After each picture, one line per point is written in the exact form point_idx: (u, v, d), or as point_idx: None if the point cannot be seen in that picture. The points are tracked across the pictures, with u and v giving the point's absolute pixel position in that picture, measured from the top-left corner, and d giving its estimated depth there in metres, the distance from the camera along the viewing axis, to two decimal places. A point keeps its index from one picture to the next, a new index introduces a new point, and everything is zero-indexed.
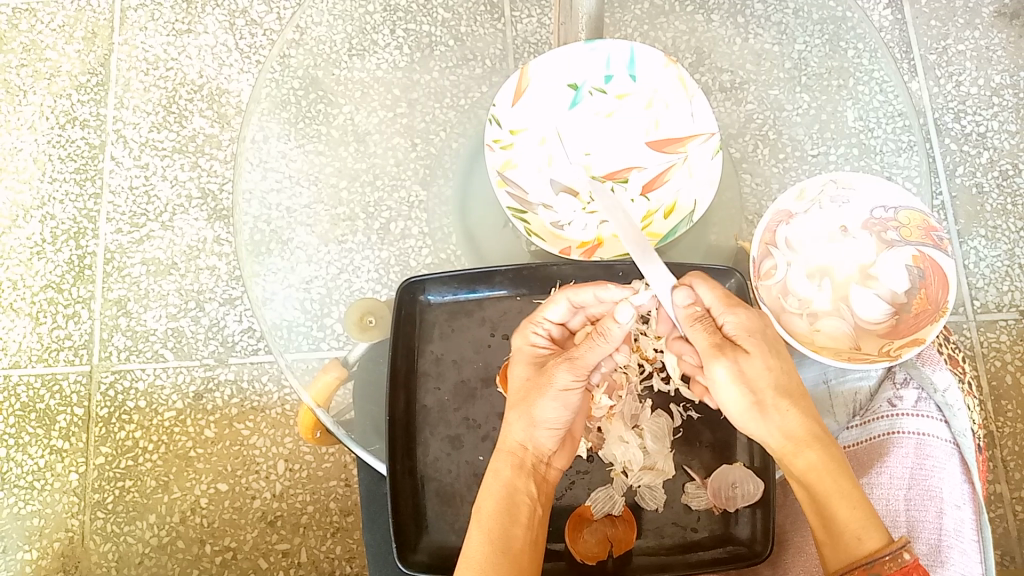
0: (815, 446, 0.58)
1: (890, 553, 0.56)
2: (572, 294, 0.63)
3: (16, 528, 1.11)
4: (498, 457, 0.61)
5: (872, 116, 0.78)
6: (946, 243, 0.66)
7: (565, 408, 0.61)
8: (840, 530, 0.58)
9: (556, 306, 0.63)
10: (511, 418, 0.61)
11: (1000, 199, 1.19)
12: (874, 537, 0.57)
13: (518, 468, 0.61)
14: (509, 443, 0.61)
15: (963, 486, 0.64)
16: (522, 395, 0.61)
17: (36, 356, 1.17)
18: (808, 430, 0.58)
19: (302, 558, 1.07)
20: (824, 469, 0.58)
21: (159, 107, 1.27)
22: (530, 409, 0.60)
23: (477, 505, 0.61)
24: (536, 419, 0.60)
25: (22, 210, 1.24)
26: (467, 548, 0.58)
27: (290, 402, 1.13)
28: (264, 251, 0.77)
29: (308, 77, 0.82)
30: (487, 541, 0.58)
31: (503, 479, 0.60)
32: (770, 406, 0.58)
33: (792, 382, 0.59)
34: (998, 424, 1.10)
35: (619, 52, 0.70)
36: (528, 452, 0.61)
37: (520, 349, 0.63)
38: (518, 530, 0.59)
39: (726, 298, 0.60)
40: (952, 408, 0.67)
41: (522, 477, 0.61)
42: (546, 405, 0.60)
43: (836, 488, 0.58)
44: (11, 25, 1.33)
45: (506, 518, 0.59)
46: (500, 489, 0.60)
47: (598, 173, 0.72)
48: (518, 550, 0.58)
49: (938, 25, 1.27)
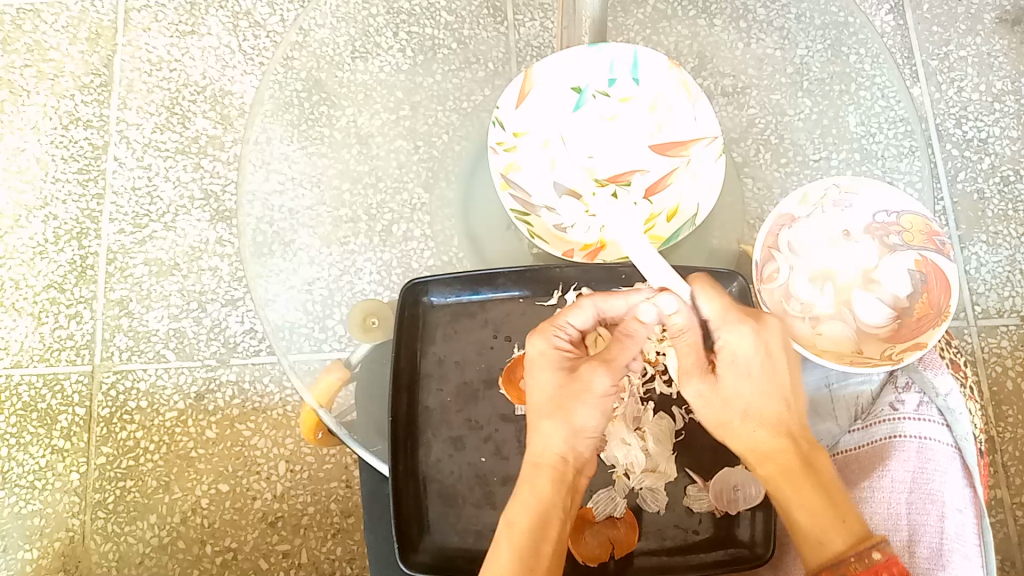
0: (777, 456, 0.60)
1: (857, 554, 0.56)
2: (601, 301, 0.61)
3: (17, 527, 1.11)
4: (534, 469, 0.60)
5: (873, 122, 0.78)
6: (948, 247, 0.66)
7: (601, 416, 0.61)
8: (804, 533, 0.59)
9: (582, 312, 0.62)
10: (546, 426, 0.60)
11: (1001, 204, 1.20)
12: (838, 539, 0.57)
13: (557, 481, 0.60)
14: (547, 455, 0.60)
15: (964, 490, 0.64)
16: (558, 403, 0.61)
17: (38, 356, 1.17)
18: (773, 442, 0.60)
19: (302, 560, 1.07)
20: (784, 475, 0.60)
21: (162, 108, 1.27)
22: (568, 417, 0.60)
23: (509, 519, 0.59)
24: (574, 426, 0.60)
25: (25, 210, 1.24)
26: (494, 562, 0.57)
27: (291, 403, 1.13)
28: (267, 252, 0.77)
29: (312, 79, 0.82)
30: (518, 558, 0.57)
31: (541, 495, 0.60)
32: (740, 418, 0.61)
33: (765, 399, 0.61)
34: (998, 429, 1.10)
35: (623, 55, 0.70)
36: (567, 463, 0.61)
37: (543, 354, 0.61)
38: (548, 545, 0.59)
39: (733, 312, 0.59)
40: (954, 413, 0.67)
41: (561, 489, 0.60)
42: (582, 411, 0.60)
43: (796, 496, 0.59)
44: (15, 25, 1.33)
45: (540, 533, 0.59)
46: (537, 504, 0.59)
47: (601, 176, 0.72)
48: (545, 566, 0.58)
49: (940, 31, 1.28)
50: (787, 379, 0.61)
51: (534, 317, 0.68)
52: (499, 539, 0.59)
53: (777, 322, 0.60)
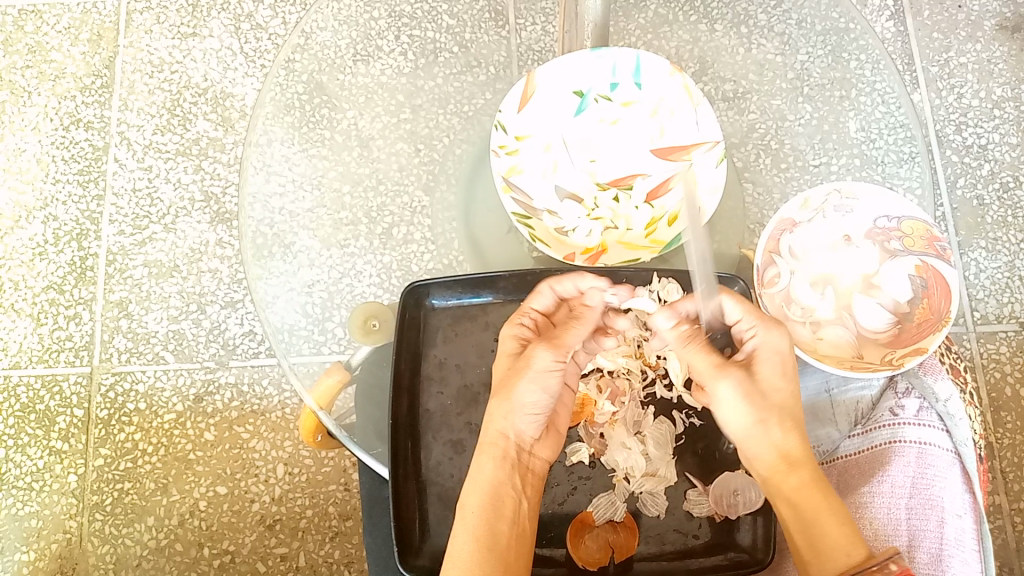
0: (805, 463, 0.60)
1: (876, 563, 0.55)
2: (556, 284, 0.66)
3: (14, 529, 1.10)
4: (483, 451, 0.63)
5: (874, 128, 0.78)
6: (948, 252, 0.66)
7: (544, 391, 0.64)
8: (828, 544, 0.58)
9: (541, 296, 0.65)
10: (494, 405, 0.63)
11: (1001, 210, 1.20)
12: (861, 549, 0.57)
13: (501, 459, 0.62)
14: (491, 434, 0.63)
15: (964, 495, 0.64)
16: (504, 382, 0.64)
17: (37, 357, 1.17)
18: (799, 448, 0.61)
19: (300, 563, 1.07)
20: (812, 484, 0.60)
21: (163, 110, 1.27)
22: (510, 394, 0.63)
23: (462, 501, 0.62)
24: (515, 403, 0.63)
25: (25, 211, 1.24)
26: (454, 548, 0.60)
27: (290, 405, 1.13)
28: (267, 255, 0.77)
29: (313, 82, 0.83)
30: (473, 539, 0.59)
31: (488, 475, 0.62)
32: (773, 422, 0.61)
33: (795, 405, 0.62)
34: (997, 436, 1.10)
35: (625, 60, 0.71)
36: (510, 441, 0.63)
37: (505, 339, 0.65)
38: (502, 525, 0.60)
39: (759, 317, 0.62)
40: (953, 417, 0.66)
41: (507, 469, 0.62)
42: (525, 388, 0.63)
43: (827, 504, 0.59)
44: (16, 26, 1.33)
45: (490, 512, 0.60)
46: (486, 486, 0.61)
47: (602, 180, 0.72)
48: (503, 546, 0.60)
49: (940, 38, 1.28)
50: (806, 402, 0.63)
51: None
52: (456, 524, 0.61)
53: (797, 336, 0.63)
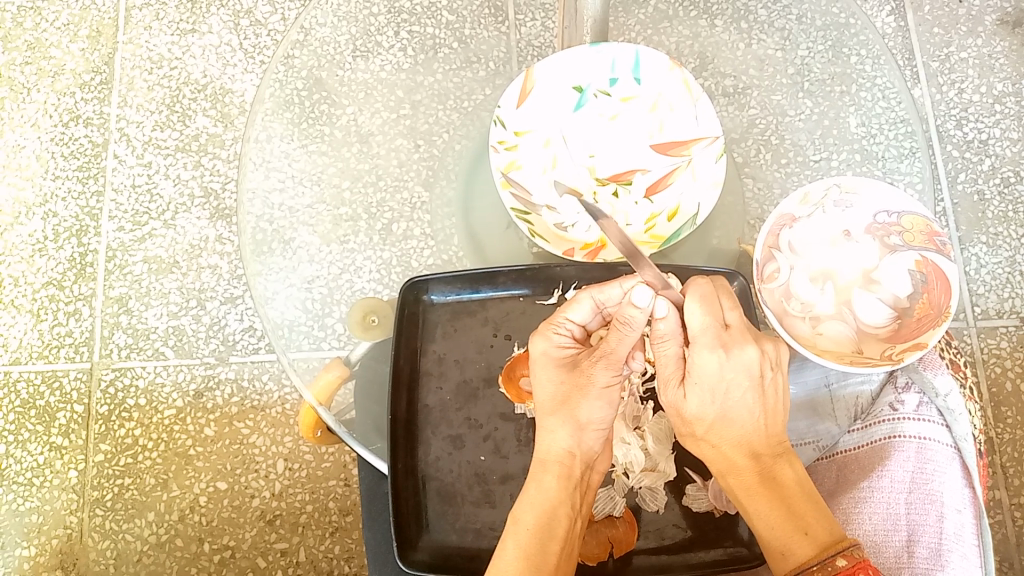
0: (739, 469, 0.60)
1: (818, 563, 0.56)
2: (598, 293, 0.61)
3: (15, 525, 1.10)
4: (545, 468, 0.61)
5: (874, 123, 0.78)
6: (948, 247, 0.66)
7: (609, 405, 0.62)
8: (766, 546, 0.59)
9: (579, 306, 0.61)
10: (556, 425, 0.62)
11: (1001, 205, 1.20)
12: (799, 551, 0.57)
13: (565, 479, 0.61)
14: (555, 454, 0.61)
15: (963, 490, 0.65)
16: (563, 400, 0.62)
17: (37, 353, 1.17)
18: (735, 456, 0.60)
19: (300, 558, 1.07)
20: (744, 490, 0.60)
21: (163, 106, 1.27)
22: (574, 412, 0.61)
23: (515, 515, 0.60)
24: (581, 421, 0.61)
25: (25, 207, 1.24)
26: (501, 560, 0.58)
27: (290, 401, 1.13)
28: (267, 250, 0.77)
29: (313, 78, 0.83)
30: (524, 557, 0.58)
31: (549, 495, 0.60)
32: (703, 438, 0.61)
33: (727, 420, 0.60)
34: (997, 431, 1.10)
35: (624, 55, 0.71)
36: (575, 459, 0.62)
37: (543, 354, 0.62)
38: (554, 545, 0.59)
39: (706, 334, 0.57)
40: (953, 412, 0.68)
41: (568, 489, 0.61)
42: (591, 405, 0.61)
43: (756, 509, 0.59)
44: (16, 23, 1.33)
45: (545, 533, 0.59)
46: (545, 505, 0.60)
47: (602, 175, 0.72)
48: (551, 565, 0.59)
49: (941, 33, 1.28)
50: (759, 405, 0.60)
51: (534, 316, 0.68)
52: (505, 538, 0.60)
53: (753, 350, 0.58)
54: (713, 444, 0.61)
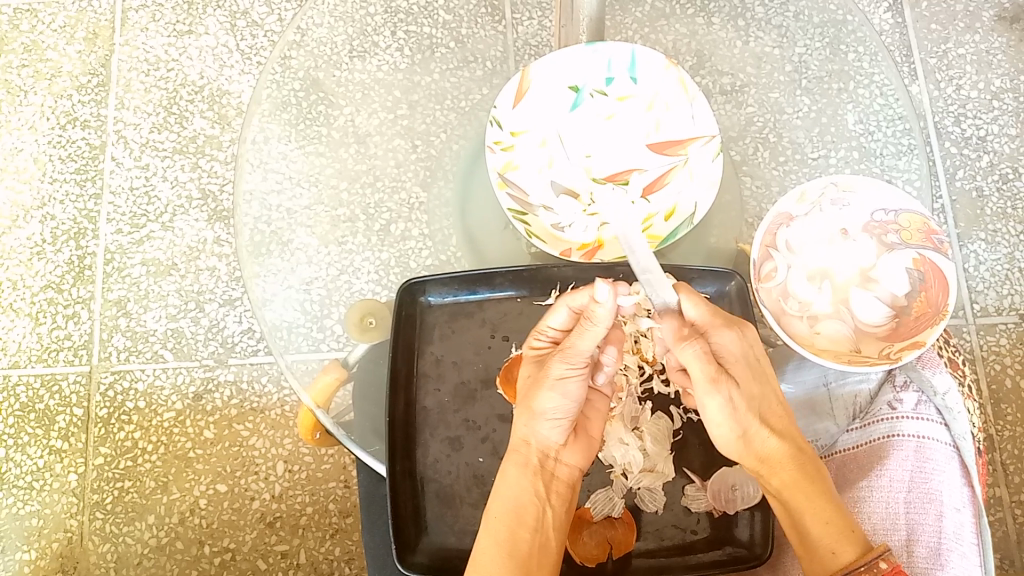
0: (790, 464, 0.60)
1: (864, 564, 0.57)
2: (571, 301, 0.61)
3: (15, 528, 1.10)
4: (507, 459, 0.62)
5: (872, 120, 0.78)
6: (946, 246, 0.66)
7: (567, 397, 0.61)
8: (815, 545, 0.59)
9: (558, 314, 0.61)
10: (517, 415, 0.63)
11: (1000, 202, 1.19)
12: (848, 550, 0.58)
13: (525, 467, 0.62)
14: (515, 441, 0.63)
15: (964, 489, 0.64)
16: (524, 392, 0.62)
17: (36, 356, 1.17)
18: (787, 450, 0.61)
19: (301, 560, 1.07)
20: (792, 486, 0.60)
21: (160, 108, 1.27)
22: (530, 403, 0.62)
23: (488, 507, 0.62)
24: (536, 411, 0.61)
25: (23, 210, 1.23)
26: (479, 552, 0.60)
27: (289, 403, 1.13)
28: (265, 252, 0.77)
29: (309, 79, 0.82)
30: (497, 544, 0.59)
31: (512, 483, 0.61)
32: (756, 430, 0.60)
33: (774, 405, 0.61)
34: (997, 427, 1.10)
35: (620, 54, 0.70)
36: (531, 448, 0.62)
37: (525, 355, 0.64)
38: (524, 532, 0.60)
39: (713, 315, 0.60)
40: (952, 411, 0.67)
41: (530, 477, 0.61)
42: (546, 396, 0.61)
43: (808, 505, 0.60)
44: (12, 25, 1.33)
45: (513, 520, 0.60)
46: (507, 491, 0.61)
47: (598, 175, 0.72)
48: (525, 552, 0.60)
49: (939, 29, 1.27)
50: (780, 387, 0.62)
51: (532, 316, 0.68)
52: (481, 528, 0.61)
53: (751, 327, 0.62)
54: (766, 435, 0.60)
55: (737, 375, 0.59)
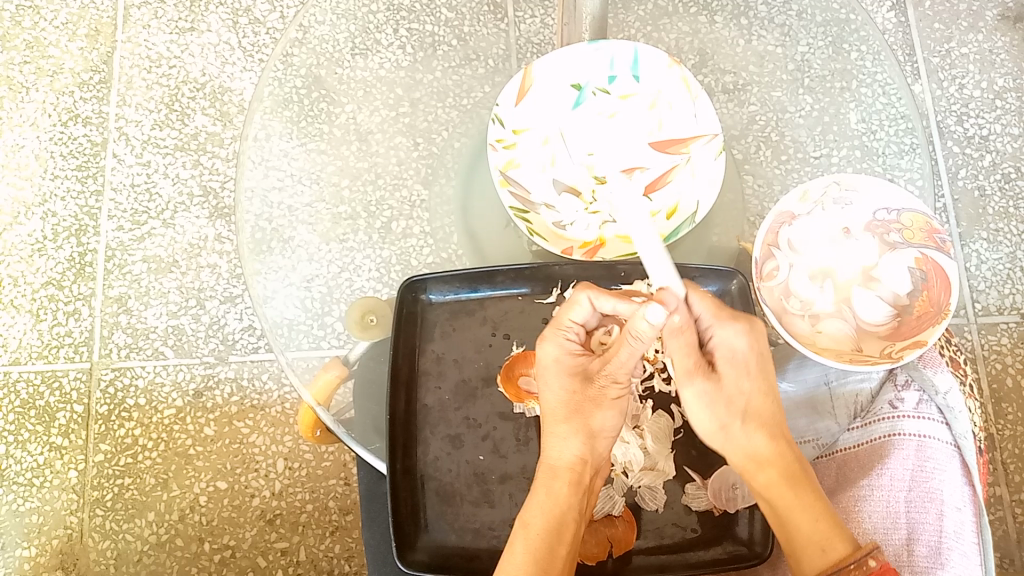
0: (776, 461, 0.61)
1: (854, 561, 0.58)
2: (595, 295, 0.61)
3: (15, 525, 1.10)
4: (552, 478, 0.61)
5: (874, 119, 0.77)
6: (948, 245, 0.66)
7: (618, 415, 0.62)
8: (803, 542, 0.60)
9: (579, 307, 0.61)
10: (564, 433, 0.61)
11: (1002, 202, 1.19)
12: (838, 547, 0.59)
13: (575, 484, 0.61)
14: (564, 462, 0.61)
15: (963, 488, 0.64)
16: (574, 408, 0.61)
17: (37, 353, 1.17)
18: (772, 448, 0.61)
19: (300, 557, 1.07)
20: (779, 484, 0.61)
21: (161, 105, 1.27)
22: (586, 420, 0.61)
23: (525, 518, 0.60)
24: (592, 429, 0.62)
25: (24, 207, 1.23)
26: (509, 562, 0.58)
27: (290, 400, 1.13)
28: (266, 249, 0.77)
29: (311, 75, 0.82)
30: (531, 559, 0.58)
31: (557, 498, 0.60)
32: (738, 425, 0.60)
33: (763, 402, 0.61)
34: (998, 427, 1.10)
35: (623, 52, 0.70)
36: (585, 465, 0.62)
37: (552, 360, 0.62)
38: (563, 547, 0.60)
39: (720, 310, 0.60)
40: (953, 410, 0.67)
41: (576, 494, 0.61)
42: (602, 414, 0.61)
43: (797, 503, 0.60)
44: (14, 22, 1.33)
45: (553, 536, 0.59)
46: (553, 508, 0.60)
47: (600, 173, 0.72)
48: (559, 568, 0.59)
49: (942, 28, 1.27)
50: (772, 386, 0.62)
51: (533, 315, 0.68)
52: (514, 538, 0.60)
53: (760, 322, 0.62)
54: (755, 433, 0.61)
55: (721, 370, 0.61)
